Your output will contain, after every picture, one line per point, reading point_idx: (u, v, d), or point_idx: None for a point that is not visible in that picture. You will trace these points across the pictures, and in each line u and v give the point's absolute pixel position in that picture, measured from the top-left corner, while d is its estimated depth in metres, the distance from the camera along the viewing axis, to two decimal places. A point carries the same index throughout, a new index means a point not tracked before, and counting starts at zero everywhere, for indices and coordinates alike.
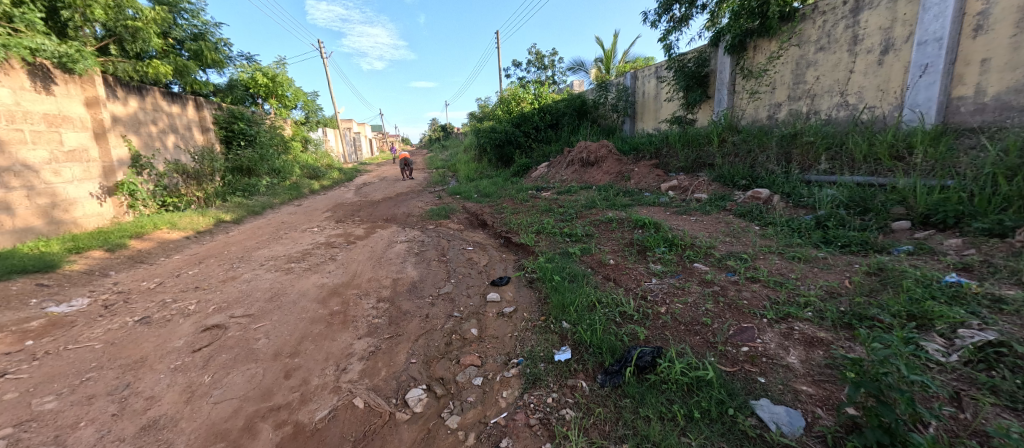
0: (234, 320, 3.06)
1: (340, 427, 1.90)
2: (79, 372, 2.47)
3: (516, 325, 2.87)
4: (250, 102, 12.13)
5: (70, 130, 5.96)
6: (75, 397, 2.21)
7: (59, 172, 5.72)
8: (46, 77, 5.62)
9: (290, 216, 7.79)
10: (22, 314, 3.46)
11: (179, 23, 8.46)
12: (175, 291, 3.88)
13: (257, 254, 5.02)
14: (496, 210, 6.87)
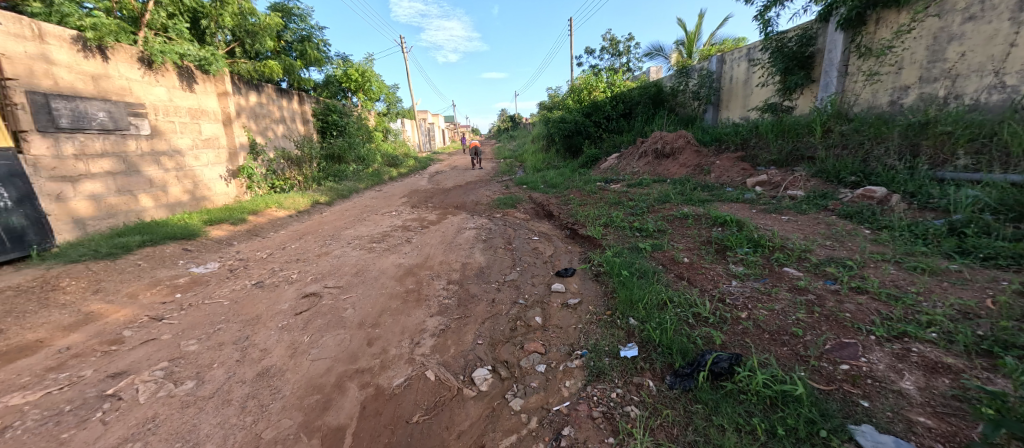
0: (327, 290, 3.47)
1: (414, 395, 2.06)
2: (213, 322, 2.99)
3: (580, 317, 2.85)
4: (342, 96, 13.37)
5: (207, 122, 7.12)
6: (210, 343, 2.68)
7: (199, 157, 6.88)
8: (190, 77, 6.76)
9: (371, 200, 8.51)
10: (173, 272, 4.27)
11: (291, 27, 9.58)
12: (281, 261, 4.49)
13: (345, 233, 5.59)
14: (563, 201, 6.81)
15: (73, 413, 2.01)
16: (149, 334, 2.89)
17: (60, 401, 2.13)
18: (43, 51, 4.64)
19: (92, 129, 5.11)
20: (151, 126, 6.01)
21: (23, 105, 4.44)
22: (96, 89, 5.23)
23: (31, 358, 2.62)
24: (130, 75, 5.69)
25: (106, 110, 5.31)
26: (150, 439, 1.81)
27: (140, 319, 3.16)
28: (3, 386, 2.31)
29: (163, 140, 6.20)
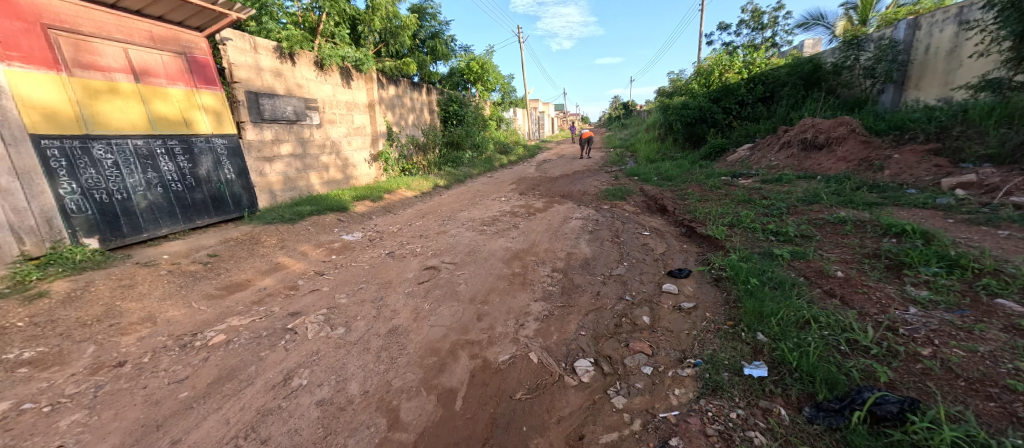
0: (444, 265, 3.84)
1: (518, 374, 2.16)
2: (357, 282, 3.58)
3: (695, 324, 2.61)
4: (463, 87, 14.36)
5: (359, 113, 8.44)
6: (355, 298, 3.22)
7: (351, 143, 8.19)
8: (348, 75, 8.06)
9: (483, 186, 9.04)
10: (330, 237, 5.22)
11: (424, 25, 10.63)
12: (408, 236, 5.11)
13: (460, 215, 6.07)
14: (680, 196, 6.25)
15: (266, 339, 2.63)
16: (314, 285, 3.61)
17: (259, 328, 2.81)
18: (256, 59, 6.00)
19: (283, 119, 6.47)
20: (320, 117, 7.33)
21: (242, 102, 5.81)
22: (286, 87, 6.56)
23: (242, 293, 3.50)
24: (308, 75, 7.03)
25: (293, 104, 6.66)
26: (315, 367, 2.26)
27: (308, 273, 3.97)
28: (227, 311, 3.15)
29: (328, 128, 7.55)
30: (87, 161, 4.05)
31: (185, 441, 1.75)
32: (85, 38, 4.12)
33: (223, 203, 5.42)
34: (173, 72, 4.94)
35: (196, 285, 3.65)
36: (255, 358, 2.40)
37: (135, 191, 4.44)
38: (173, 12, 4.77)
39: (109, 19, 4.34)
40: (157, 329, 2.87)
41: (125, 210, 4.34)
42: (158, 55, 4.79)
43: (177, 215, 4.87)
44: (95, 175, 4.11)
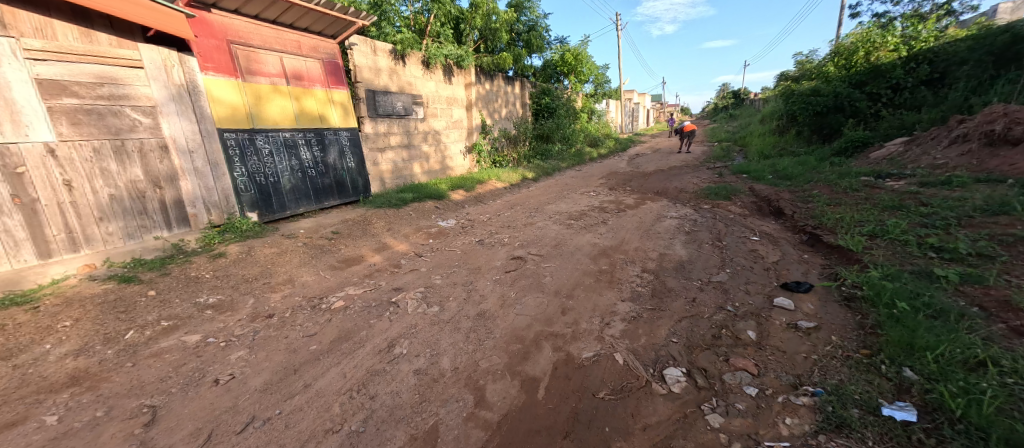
0: (531, 256, 3.91)
1: (602, 373, 2.12)
2: (450, 266, 3.85)
3: (815, 347, 2.26)
4: (556, 79, 14.26)
5: (457, 107, 8.97)
6: (448, 280, 3.47)
7: (449, 136, 8.74)
8: (449, 72, 8.59)
9: (572, 179, 8.93)
10: (428, 223, 5.68)
11: (522, 19, 10.78)
12: (497, 226, 5.30)
13: (547, 208, 6.10)
14: (801, 198, 5.41)
15: (375, 309, 2.98)
16: (413, 265, 3.98)
17: (370, 298, 3.20)
18: (375, 60, 6.72)
19: (394, 114, 7.17)
20: (424, 112, 7.95)
21: (363, 98, 6.56)
22: (398, 85, 7.22)
23: (356, 267, 4.02)
24: (416, 74, 7.64)
25: (403, 100, 7.32)
26: (414, 339, 2.49)
27: (409, 253, 4.38)
28: (344, 281, 3.64)
29: (431, 122, 8.16)
30: (252, 150, 4.99)
31: (313, 386, 2.08)
32: (254, 49, 5.04)
33: (345, 188, 6.25)
34: (314, 74, 5.79)
35: (322, 256, 4.28)
36: (366, 325, 2.73)
37: (283, 175, 5.35)
38: (315, 23, 5.57)
39: (270, 32, 5.23)
40: (294, 291, 3.45)
41: (276, 190, 5.27)
42: (303, 61, 5.65)
43: (311, 196, 5.75)
44: (257, 161, 5.04)
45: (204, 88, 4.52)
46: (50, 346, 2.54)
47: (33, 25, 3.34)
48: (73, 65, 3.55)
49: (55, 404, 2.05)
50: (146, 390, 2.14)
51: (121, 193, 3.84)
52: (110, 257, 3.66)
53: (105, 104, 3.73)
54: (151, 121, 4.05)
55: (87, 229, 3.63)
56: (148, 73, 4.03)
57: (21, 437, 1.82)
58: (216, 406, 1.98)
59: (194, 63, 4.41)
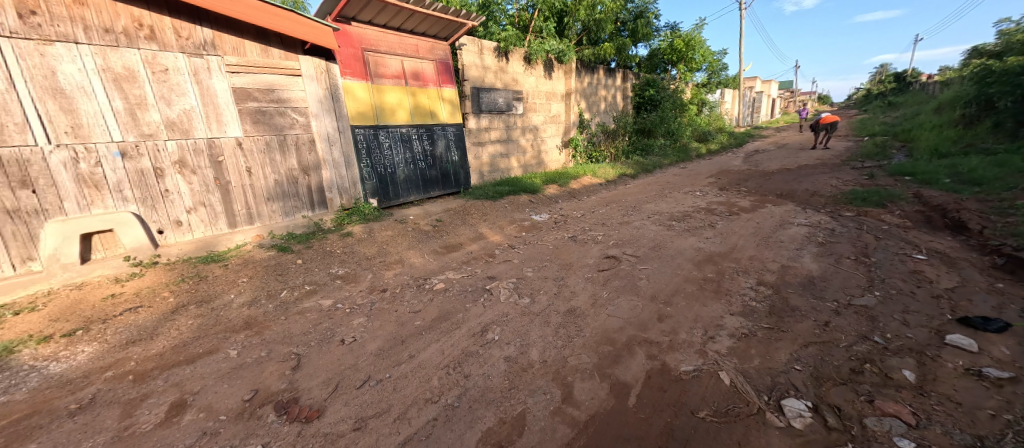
0: (626, 256, 3.74)
1: (704, 391, 1.93)
2: (541, 260, 3.89)
3: (1009, 404, 1.74)
4: (663, 69, 13.28)
5: (556, 101, 8.98)
6: (540, 273, 3.52)
7: (546, 130, 8.80)
8: (550, 67, 8.63)
9: (675, 177, 8.28)
10: (523, 216, 5.82)
11: (629, 7, 10.25)
12: (591, 223, 5.19)
13: (646, 206, 5.76)
14: (994, 209, 4.19)
15: (471, 294, 3.17)
16: (507, 256, 4.13)
17: (467, 283, 3.42)
18: (481, 59, 7.08)
19: (496, 110, 7.47)
20: (524, 107, 8.12)
21: (469, 96, 6.95)
22: (501, 82, 7.49)
23: (455, 253, 4.32)
24: (518, 70, 7.83)
25: (504, 96, 7.58)
26: (507, 327, 2.57)
27: (504, 244, 4.56)
28: (445, 266, 3.95)
29: (530, 117, 8.31)
30: (376, 144, 5.67)
31: (416, 358, 2.30)
32: (382, 55, 5.68)
33: (448, 179, 6.75)
34: (428, 75, 6.31)
35: (427, 241, 4.70)
36: (463, 308, 2.92)
37: (399, 167, 5.98)
38: (431, 27, 6.07)
39: (394, 39, 5.84)
40: (403, 271, 3.85)
41: (392, 180, 5.92)
42: (420, 63, 6.20)
43: (420, 187, 6.33)
44: (379, 154, 5.71)
45: (343, 91, 5.24)
46: (232, 296, 3.26)
47: (231, 45, 4.24)
48: (254, 75, 4.42)
49: (234, 342, 2.62)
50: (293, 341, 2.61)
51: (280, 179, 4.71)
52: (271, 230, 4.55)
53: (274, 106, 4.59)
54: (304, 120, 4.86)
55: (257, 207, 4.54)
56: (304, 80, 4.83)
57: (213, 364, 2.38)
58: (342, 362, 2.32)
59: (336, 70, 5.15)
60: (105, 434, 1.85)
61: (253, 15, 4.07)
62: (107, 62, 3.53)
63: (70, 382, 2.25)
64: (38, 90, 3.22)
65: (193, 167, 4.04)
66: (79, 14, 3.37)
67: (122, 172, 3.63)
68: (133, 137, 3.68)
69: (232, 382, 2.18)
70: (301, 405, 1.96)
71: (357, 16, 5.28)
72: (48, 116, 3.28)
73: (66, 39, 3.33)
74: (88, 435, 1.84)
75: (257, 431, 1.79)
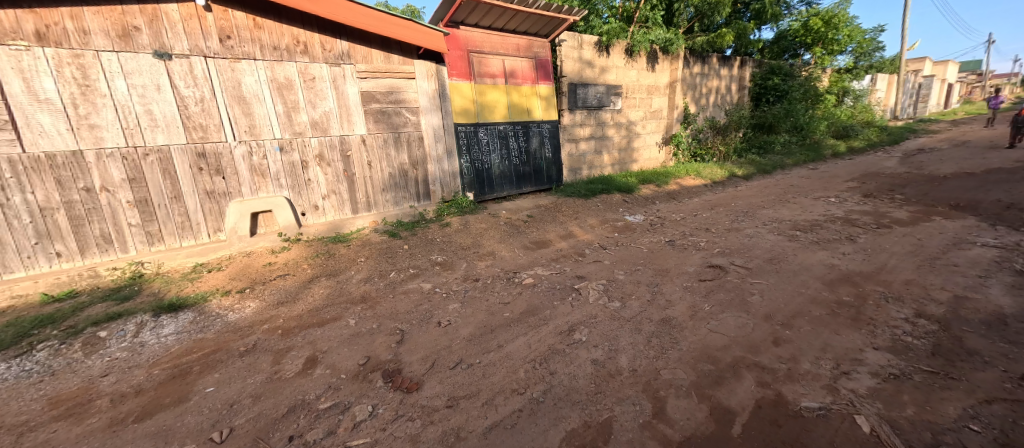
0: (735, 267, 3.35)
1: (832, 433, 1.64)
2: (635, 263, 3.71)
3: None
4: (792, 53, 11.56)
5: (659, 95, 8.43)
6: (633, 277, 3.36)
7: (645, 126, 8.34)
8: (655, 58, 8.12)
9: (800, 180, 7.14)
10: (615, 216, 5.61)
11: None
12: (693, 227, 4.76)
13: (761, 212, 5.09)
14: None
15: (559, 291, 3.18)
16: (598, 256, 4.03)
17: (556, 281, 3.42)
18: (580, 54, 6.98)
19: (592, 106, 7.30)
20: (623, 102, 7.80)
21: (566, 92, 6.91)
22: (599, 77, 7.30)
23: (545, 250, 4.36)
24: (618, 63, 7.54)
25: (602, 91, 7.38)
26: (595, 329, 2.51)
27: (595, 244, 4.45)
28: (535, 261, 4.01)
29: (629, 112, 7.95)
30: (475, 141, 5.98)
31: (505, 348, 2.39)
32: (485, 55, 5.95)
33: (540, 176, 6.83)
34: (526, 73, 6.44)
35: (518, 236, 4.83)
36: (551, 305, 2.94)
37: (495, 163, 6.23)
38: (533, 25, 6.15)
39: (497, 39, 6.07)
40: (494, 263, 4.02)
41: (488, 175, 6.19)
42: (520, 61, 6.35)
43: (514, 183, 6.51)
44: (478, 150, 6.02)
45: (449, 91, 5.62)
46: (352, 273, 3.77)
47: (361, 54, 4.85)
48: (377, 79, 4.99)
49: (352, 313, 3.03)
50: (398, 317, 2.92)
51: (393, 172, 5.26)
52: (384, 217, 5.13)
53: (392, 107, 5.14)
54: (415, 119, 5.35)
55: (374, 196, 5.15)
56: (416, 82, 5.30)
57: (337, 329, 2.79)
58: (438, 343, 2.52)
59: (445, 72, 5.53)
60: (261, 374, 2.29)
61: (379, 26, 4.59)
62: (273, 73, 4.31)
63: (240, 330, 2.85)
64: (228, 98, 4.09)
65: (328, 160, 4.75)
66: (256, 35, 4.17)
67: (279, 163, 4.43)
68: (288, 135, 4.46)
69: (351, 347, 2.53)
70: (403, 376, 2.18)
71: (465, 20, 5.59)
72: (233, 118, 4.14)
73: (248, 56, 4.15)
74: (250, 373, 2.31)
75: (368, 393, 2.05)
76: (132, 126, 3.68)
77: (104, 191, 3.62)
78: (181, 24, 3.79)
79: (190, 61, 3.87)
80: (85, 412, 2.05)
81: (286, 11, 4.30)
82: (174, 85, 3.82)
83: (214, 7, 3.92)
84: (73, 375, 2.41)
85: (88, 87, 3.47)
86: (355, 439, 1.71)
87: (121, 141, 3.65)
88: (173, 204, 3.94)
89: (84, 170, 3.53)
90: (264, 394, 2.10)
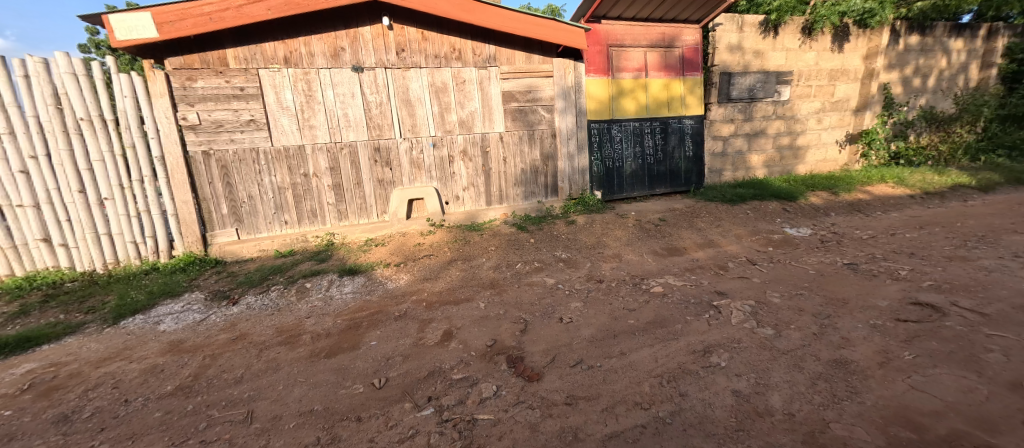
0: (957, 310, 2.50)
1: None
2: (796, 286, 3.10)
3: None
4: None
5: (844, 82, 6.84)
6: (791, 303, 2.81)
7: (821, 121, 6.87)
8: (844, 36, 6.64)
9: None
10: (771, 227, 4.78)
11: None
12: (888, 249, 3.73)
13: (1009, 239, 3.67)
14: None
15: (694, 306, 2.87)
16: (745, 272, 3.50)
17: (690, 294, 3.10)
18: (739, 38, 6.10)
19: (750, 98, 6.34)
20: (792, 93, 6.56)
21: (716, 83, 6.15)
22: (763, 63, 6.30)
23: (679, 258, 3.99)
24: (790, 46, 6.39)
25: (763, 80, 6.34)
26: (737, 355, 2.19)
27: (742, 258, 3.87)
28: (666, 269, 3.72)
29: (799, 105, 6.65)
30: (608, 138, 5.82)
31: (627, 356, 2.28)
32: (625, 48, 5.70)
33: (677, 176, 6.29)
34: (670, 64, 5.97)
35: (647, 240, 4.53)
36: (683, 320, 2.68)
37: (627, 161, 5.97)
38: (683, 12, 5.63)
39: (641, 30, 5.74)
40: (620, 266, 3.86)
41: (619, 174, 5.96)
42: (664, 52, 5.91)
43: (646, 183, 6.14)
44: (610, 148, 5.85)
45: (585, 88, 5.58)
46: (483, 259, 4.09)
47: (505, 56, 5.17)
48: (518, 79, 5.26)
49: (482, 297, 3.31)
50: (522, 308, 3.06)
51: (526, 168, 5.51)
52: (514, 210, 5.43)
53: (529, 105, 5.36)
54: (550, 117, 5.48)
55: (506, 190, 5.49)
56: (554, 80, 5.40)
57: (469, 310, 3.07)
58: (559, 339, 2.55)
59: (582, 68, 5.51)
60: (409, 338, 2.68)
61: (524, 28, 4.82)
62: (433, 79, 4.93)
63: (395, 297, 3.40)
64: (399, 102, 4.85)
65: (471, 155, 5.24)
66: (423, 46, 4.83)
67: (432, 157, 5.09)
68: (441, 133, 5.08)
69: (481, 328, 2.75)
70: (526, 364, 2.27)
71: (608, 14, 5.44)
72: (401, 119, 4.90)
73: (415, 65, 4.84)
74: (402, 336, 2.73)
75: (493, 373, 2.21)
76: (335, 126, 4.68)
77: (314, 176, 4.71)
78: (370, 42, 4.63)
79: (374, 72, 4.71)
80: (295, 342, 2.73)
81: (447, 22, 4.85)
82: (363, 93, 4.70)
83: (394, 26, 4.67)
84: (290, 313, 3.23)
85: (310, 97, 4.54)
86: (481, 413, 1.86)
87: (327, 138, 4.68)
88: (355, 189, 4.88)
89: (303, 160, 4.64)
90: (411, 356, 2.45)
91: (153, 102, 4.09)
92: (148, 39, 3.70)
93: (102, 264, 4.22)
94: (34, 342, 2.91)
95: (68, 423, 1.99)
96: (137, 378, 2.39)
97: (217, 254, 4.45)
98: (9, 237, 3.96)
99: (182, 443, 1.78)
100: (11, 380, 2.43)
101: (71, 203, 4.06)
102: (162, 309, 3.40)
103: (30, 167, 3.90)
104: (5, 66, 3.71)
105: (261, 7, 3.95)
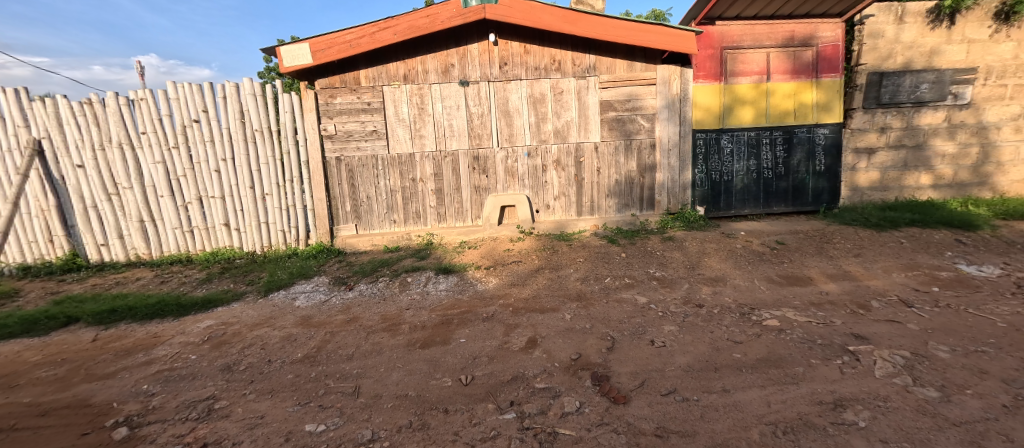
0: None
1: None
2: (976, 340, 2.42)
3: None
4: None
5: None
6: (966, 362, 2.19)
7: (1021, 130, 5.33)
8: None
9: None
10: (936, 261, 3.83)
11: None
12: None
13: None
14: None
15: (820, 348, 2.43)
16: (895, 315, 2.85)
17: (815, 333, 2.64)
18: (898, 31, 5.07)
19: (910, 102, 5.22)
20: (975, 94, 5.22)
21: (861, 86, 5.20)
22: (929, 60, 5.16)
23: (802, 289, 3.44)
24: (974, 36, 5.12)
25: (931, 80, 5.17)
26: (880, 415, 1.78)
27: (891, 297, 3.17)
28: (784, 300, 3.23)
29: (985, 110, 5.26)
30: (715, 149, 5.32)
31: (731, 394, 2.03)
32: (744, 50, 5.16)
33: (802, 194, 5.46)
34: (799, 66, 5.24)
35: (761, 264, 3.98)
36: (804, 362, 2.29)
37: (738, 175, 5.38)
38: (822, 5, 4.88)
39: (764, 29, 5.14)
40: (726, 291, 3.47)
41: (726, 189, 5.40)
42: (792, 52, 5.20)
43: (760, 200, 5.45)
44: (718, 160, 5.34)
45: (692, 95, 5.18)
46: (571, 270, 4.03)
47: (606, 65, 5.07)
48: (618, 88, 5.11)
49: (568, 308, 3.25)
50: (610, 324, 2.93)
51: (621, 179, 5.30)
52: (605, 222, 5.28)
53: (628, 114, 5.16)
54: (650, 126, 5.20)
55: (599, 201, 5.35)
56: (657, 88, 5.13)
57: (555, 319, 3.05)
58: (649, 362, 2.38)
59: (690, 73, 5.13)
60: (495, 341, 2.76)
61: (627, 36, 4.67)
62: (532, 89, 5.06)
63: (484, 299, 3.53)
64: (499, 112, 5.08)
65: (564, 165, 5.24)
66: (524, 59, 4.99)
67: (526, 166, 5.21)
68: (536, 142, 5.17)
69: (566, 341, 2.70)
70: (612, 384, 2.16)
71: (724, 14, 4.97)
72: (499, 129, 5.11)
73: (517, 77, 5.03)
74: (488, 337, 2.82)
75: (577, 388, 2.14)
76: (441, 136, 5.09)
77: (420, 181, 5.17)
78: (477, 57, 4.95)
79: (478, 85, 5.01)
80: (397, 330, 3.01)
81: (549, 35, 4.95)
82: (467, 104, 5.03)
83: (499, 41, 4.92)
84: (393, 303, 3.58)
85: (422, 109, 5.01)
86: (562, 427, 1.82)
87: (434, 146, 5.11)
88: (454, 194, 5.23)
89: (412, 166, 5.13)
90: (496, 358, 2.52)
91: (305, 116, 4.93)
92: (304, 64, 4.47)
93: (260, 246, 5.20)
94: (213, 304, 3.70)
95: (230, 372, 2.47)
96: (278, 343, 2.87)
97: (340, 245, 5.14)
98: (204, 220, 5.12)
99: (305, 404, 2.07)
100: (197, 331, 3.12)
101: (244, 197, 5.08)
102: (299, 287, 4.06)
103: (221, 167, 5.01)
104: (212, 90, 4.84)
105: (389, 33, 4.50)
